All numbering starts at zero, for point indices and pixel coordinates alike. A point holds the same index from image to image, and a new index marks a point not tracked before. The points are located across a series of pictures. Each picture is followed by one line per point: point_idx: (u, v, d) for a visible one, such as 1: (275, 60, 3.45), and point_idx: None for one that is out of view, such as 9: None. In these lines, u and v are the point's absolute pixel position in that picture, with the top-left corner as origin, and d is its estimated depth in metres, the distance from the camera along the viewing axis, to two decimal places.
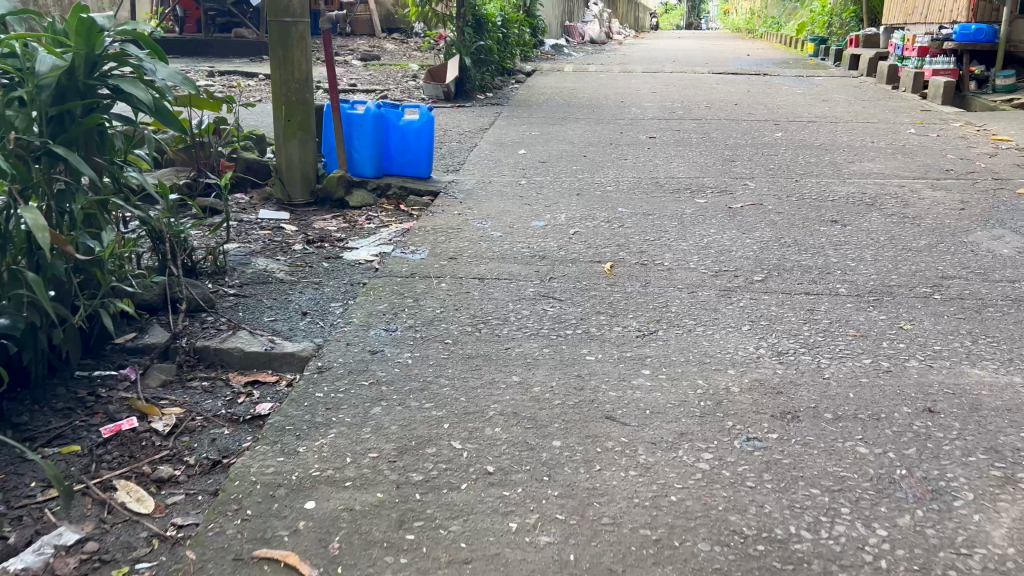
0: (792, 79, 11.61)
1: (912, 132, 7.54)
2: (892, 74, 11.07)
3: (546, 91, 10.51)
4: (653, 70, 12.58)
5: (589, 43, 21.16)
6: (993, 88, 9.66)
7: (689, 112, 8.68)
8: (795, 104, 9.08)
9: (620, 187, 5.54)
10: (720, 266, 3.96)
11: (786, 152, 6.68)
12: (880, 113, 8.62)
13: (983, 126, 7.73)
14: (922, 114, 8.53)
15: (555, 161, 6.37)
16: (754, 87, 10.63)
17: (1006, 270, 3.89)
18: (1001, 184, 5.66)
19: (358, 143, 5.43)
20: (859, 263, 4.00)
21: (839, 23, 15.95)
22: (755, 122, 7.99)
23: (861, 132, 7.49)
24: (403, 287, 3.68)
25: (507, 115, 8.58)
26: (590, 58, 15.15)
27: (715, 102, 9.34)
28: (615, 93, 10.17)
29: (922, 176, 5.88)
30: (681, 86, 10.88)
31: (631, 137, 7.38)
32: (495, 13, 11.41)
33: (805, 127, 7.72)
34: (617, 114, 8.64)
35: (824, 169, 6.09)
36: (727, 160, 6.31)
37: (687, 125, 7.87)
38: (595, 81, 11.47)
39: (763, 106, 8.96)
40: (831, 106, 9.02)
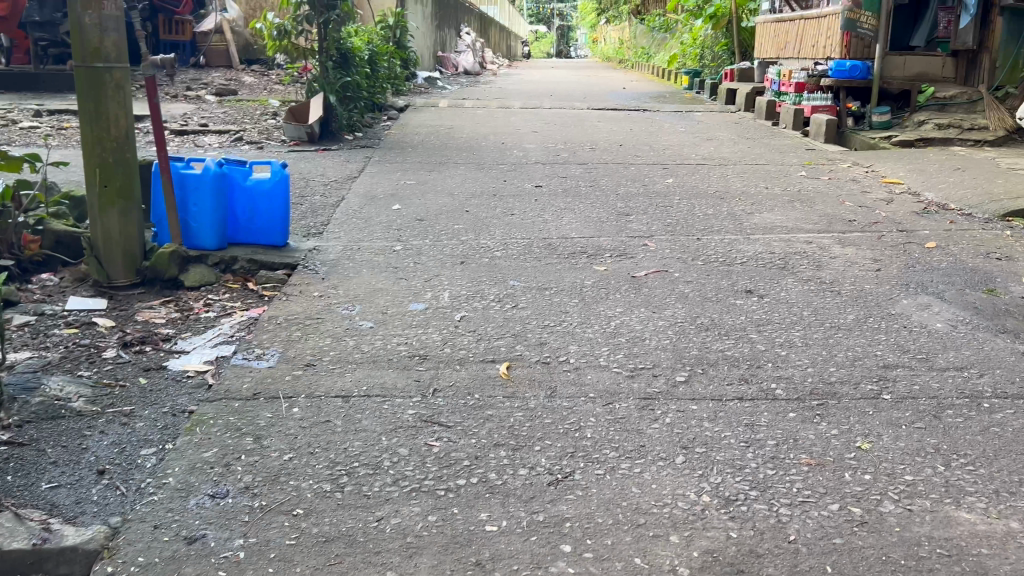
0: (672, 115, 11.40)
1: (803, 176, 7.31)
2: (770, 111, 11.04)
3: (421, 130, 9.83)
4: (531, 105, 12.12)
5: (463, 75, 20.72)
6: (870, 125, 9.73)
7: (574, 155, 8.19)
8: (681, 145, 8.77)
9: (509, 253, 4.89)
10: (635, 361, 3.34)
11: (681, 202, 6.24)
12: (767, 153, 8.40)
13: (870, 168, 7.61)
14: (808, 155, 8.36)
15: (434, 219, 5.66)
16: (636, 124, 10.32)
17: (948, 353, 3.46)
18: (906, 236, 5.37)
19: (196, 211, 4.53)
20: (790, 350, 3.47)
21: (711, 55, 16.07)
22: (644, 166, 7.57)
23: (753, 177, 7.17)
24: (242, 418, 2.84)
25: (379, 159, 7.82)
26: (466, 91, 14.59)
27: (600, 143, 8.90)
28: (494, 132, 9.59)
29: (826, 229, 5.54)
30: (563, 124, 10.44)
31: (515, 186, 6.78)
32: (363, 46, 10.66)
33: (695, 172, 7.35)
34: (498, 158, 8.05)
35: (725, 222, 5.67)
36: (622, 215, 5.80)
37: (574, 171, 7.36)
38: (472, 118, 10.88)
39: (649, 148, 8.58)
40: (717, 146, 8.74)
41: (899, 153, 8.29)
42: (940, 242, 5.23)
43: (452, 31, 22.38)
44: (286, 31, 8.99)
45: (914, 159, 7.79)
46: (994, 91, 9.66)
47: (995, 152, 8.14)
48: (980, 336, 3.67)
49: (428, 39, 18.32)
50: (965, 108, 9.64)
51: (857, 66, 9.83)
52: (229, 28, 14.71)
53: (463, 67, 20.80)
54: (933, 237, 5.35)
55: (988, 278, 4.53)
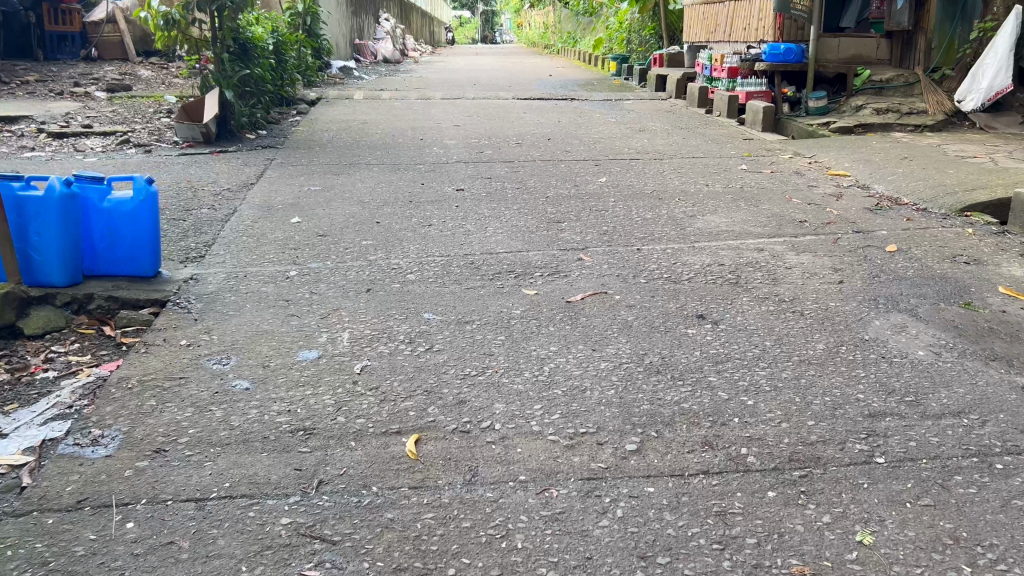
0: (601, 104, 10.86)
1: (744, 169, 6.84)
2: (703, 98, 10.61)
3: (333, 125, 9.05)
4: (453, 96, 11.42)
5: (382, 63, 19.84)
6: (806, 111, 9.39)
7: (500, 152, 7.54)
8: (613, 138, 8.21)
9: (424, 275, 4.22)
10: (574, 421, 2.72)
11: (617, 204, 5.68)
12: (705, 145, 7.89)
13: (812, 159, 7.18)
14: (745, 146, 7.88)
15: (339, 233, 4.95)
16: (564, 116, 9.74)
17: (939, 393, 2.94)
18: (864, 239, 4.90)
19: (39, 240, 3.71)
20: (758, 396, 2.90)
21: (638, 40, 15.59)
22: (575, 164, 6.97)
23: (693, 173, 6.65)
24: (54, 543, 2.11)
25: (282, 161, 7.02)
26: (383, 81, 13.78)
27: (528, 137, 8.26)
28: (412, 127, 8.86)
29: (776, 232, 5.02)
30: (487, 115, 9.78)
31: (434, 189, 6.10)
32: (266, 35, 9.79)
33: (629, 168, 6.79)
34: (416, 156, 7.34)
35: (669, 229, 5.09)
36: (553, 223, 5.18)
37: (500, 172, 6.71)
38: (389, 111, 10.11)
39: (580, 142, 7.99)
40: (652, 138, 8.21)
41: (840, 141, 7.90)
42: (902, 245, 4.77)
43: (370, 18, 21.43)
44: (174, 20, 8.03)
45: (857, 147, 7.41)
46: (931, 73, 9.37)
47: (938, 138, 7.81)
48: (971, 367, 3.17)
49: (343, 26, 17.36)
50: (903, 92, 9.34)
51: (791, 49, 9.42)
52: (123, 17, 13.58)
53: (382, 55, 19.90)
54: (892, 239, 4.89)
55: (961, 287, 4.07)
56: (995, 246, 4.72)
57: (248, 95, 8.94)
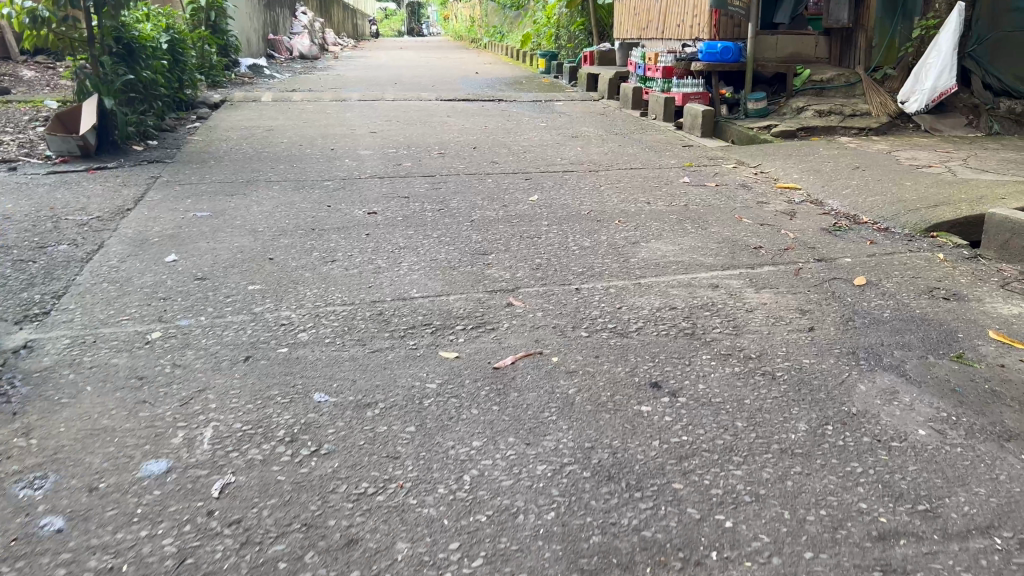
0: (529, 106, 10.24)
1: (686, 183, 6.28)
2: (637, 99, 10.07)
3: (235, 133, 8.17)
4: (371, 98, 10.61)
5: (298, 60, 18.80)
6: (745, 113, 8.96)
7: (419, 164, 6.81)
8: (545, 148, 7.56)
9: (320, 331, 3.47)
10: (502, 570, 2.03)
11: (550, 231, 5.03)
12: (642, 153, 7.31)
13: (758, 169, 6.67)
14: (685, 155, 7.32)
15: (224, 275, 4.16)
16: (491, 120, 9.08)
17: (957, 495, 2.36)
18: (828, 270, 4.36)
19: None
20: (738, 513, 2.26)
21: (567, 36, 15.00)
22: (503, 180, 6.30)
23: (632, 189, 6.04)
24: None
25: (169, 180, 6.16)
26: (296, 81, 12.86)
27: (453, 146, 7.54)
28: (324, 134, 8.05)
29: (730, 263, 4.44)
30: (407, 120, 9.02)
31: (342, 212, 5.35)
32: (159, 33, 8.82)
33: (562, 184, 6.16)
34: (325, 170, 6.56)
35: (609, 261, 4.46)
36: (478, 257, 4.50)
37: (419, 189, 5.99)
38: (299, 115, 9.26)
39: (508, 152, 7.32)
40: (585, 147, 7.59)
41: (784, 147, 7.42)
42: (870, 278, 4.23)
43: (285, 11, 20.34)
44: (43, 17, 7.03)
45: (804, 155, 6.93)
46: (872, 72, 9.04)
47: (885, 144, 7.39)
48: (984, 451, 2.60)
49: (253, 21, 16.29)
50: (844, 92, 8.96)
51: (728, 48, 8.96)
52: None
53: (298, 51, 18.86)
54: (859, 270, 4.36)
55: (946, 332, 3.54)
56: (971, 276, 4.23)
57: (136, 101, 8.02)
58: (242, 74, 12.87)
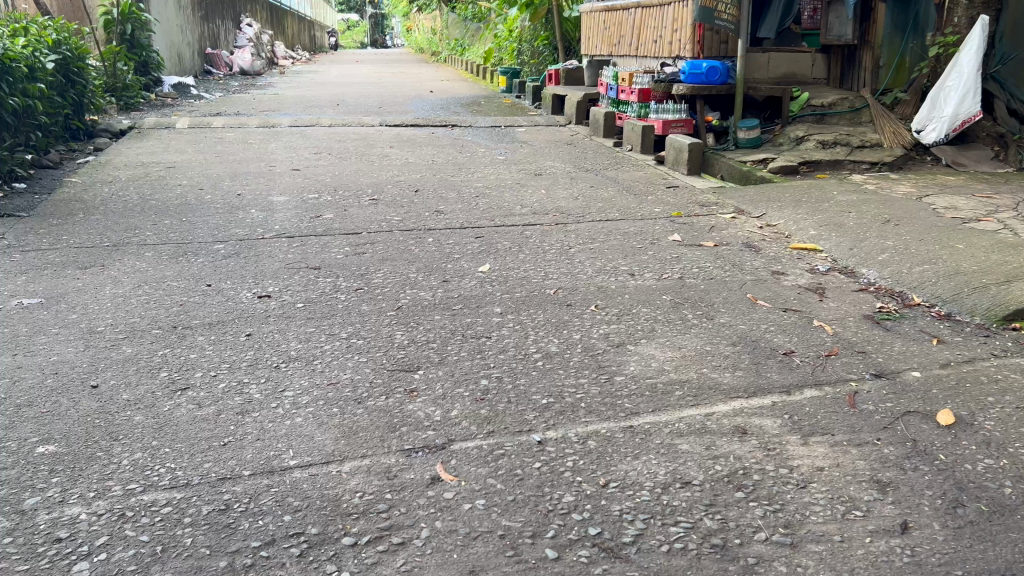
0: (486, 134, 8.96)
1: (677, 243, 5.01)
2: (610, 125, 8.76)
3: (126, 170, 6.74)
4: (304, 123, 9.22)
5: (239, 75, 17.29)
6: (736, 144, 7.81)
7: (346, 216, 5.46)
8: (502, 192, 6.25)
9: (118, 557, 2.11)
10: None
11: (501, 324, 3.70)
12: (619, 201, 6.03)
13: (763, 221, 5.43)
14: (671, 201, 6.04)
15: (8, 425, 2.76)
16: (440, 152, 7.76)
17: None
18: (895, 395, 3.09)
19: None
20: None
21: (530, 52, 13.74)
22: (447, 240, 4.97)
23: (611, 255, 4.76)
24: None
25: (9, 244, 4.73)
26: (225, 101, 11.43)
27: (392, 190, 6.20)
28: (235, 172, 6.67)
29: (756, 384, 3.15)
30: (341, 153, 7.66)
31: (224, 296, 3.98)
32: (41, 48, 7.37)
33: (520, 248, 4.85)
34: (222, 226, 5.18)
35: (585, 380, 3.14)
36: (399, 375, 3.15)
37: (336, 255, 4.63)
38: (213, 147, 7.83)
39: (457, 199, 6.00)
40: (551, 191, 6.29)
41: (789, 189, 6.22)
42: (958, 410, 2.97)
43: (227, 22, 18.84)
44: None
45: (816, 202, 5.72)
46: (880, 95, 7.92)
47: (909, 186, 6.20)
48: None
49: (186, 33, 14.79)
50: (849, 118, 7.80)
51: (714, 67, 7.81)
52: None
53: (239, 66, 17.34)
54: (937, 393, 3.10)
55: None
56: None
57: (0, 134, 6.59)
58: (163, 94, 11.38)
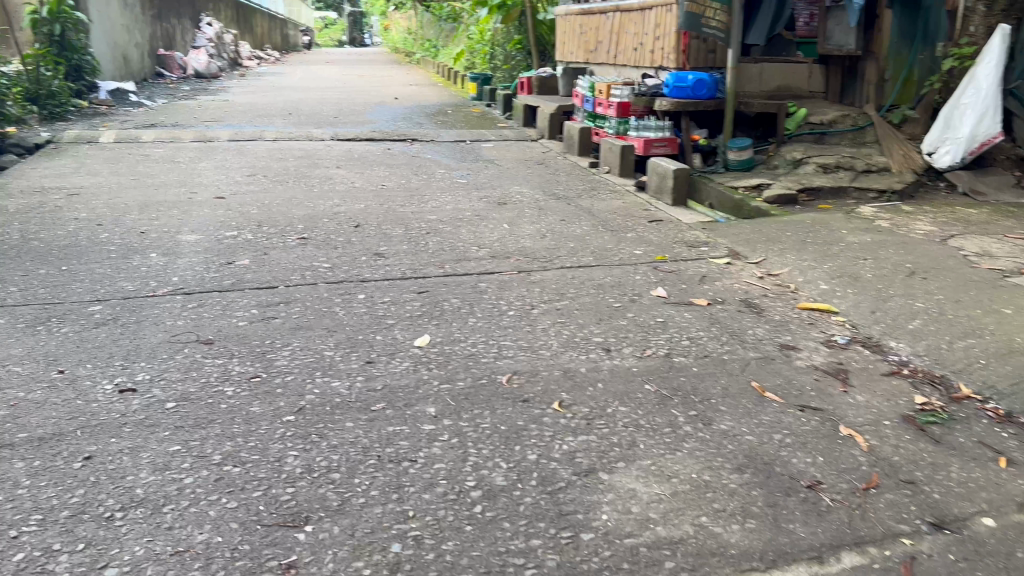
0: (448, 151, 8.06)
1: (661, 301, 4.14)
2: (585, 142, 7.86)
3: (20, 196, 5.76)
4: (245, 137, 8.28)
5: (193, 78, 16.21)
6: (725, 165, 7.02)
7: (263, 262, 4.54)
8: (455, 227, 5.35)
9: None
10: None
11: (432, 435, 2.79)
12: (593, 240, 5.16)
13: (763, 270, 4.57)
14: (654, 241, 5.17)
15: None
16: (392, 174, 6.84)
17: None
18: (969, 562, 2.23)
19: None
20: None
21: (503, 56, 12.78)
22: (380, 298, 4.06)
23: (581, 319, 3.88)
24: None
25: None
26: (166, 109, 10.45)
27: (327, 224, 5.29)
28: (146, 200, 5.72)
29: (776, 546, 2.27)
30: (278, 175, 6.73)
31: (73, 390, 3.04)
32: None
33: (468, 311, 3.94)
34: (108, 279, 4.23)
35: (537, 542, 2.25)
36: (276, 537, 2.25)
37: (237, 322, 3.71)
38: (133, 167, 6.86)
39: (401, 237, 5.09)
40: (514, 227, 5.41)
41: (790, 226, 5.38)
42: None
43: (184, 21, 17.79)
44: None
45: (824, 245, 4.88)
46: (886, 113, 7.12)
47: (927, 222, 5.37)
48: None
49: (133, 33, 13.77)
50: (851, 138, 7.02)
51: (701, 80, 6.99)
52: None
53: (193, 67, 16.28)
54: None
55: None
56: None
57: None
58: (97, 100, 10.37)
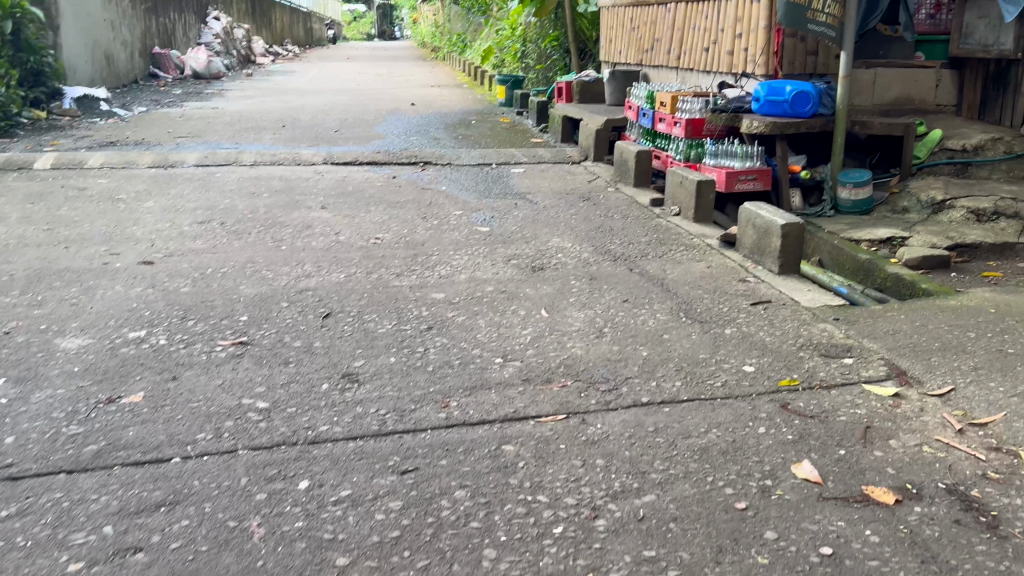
0: (467, 179, 6.38)
1: (813, 497, 2.42)
2: (643, 170, 6.12)
3: None
4: (216, 161, 6.67)
5: (193, 78, 14.69)
6: (834, 206, 5.32)
7: (165, 400, 2.90)
8: (470, 319, 3.67)
9: None
10: None
11: None
12: (675, 343, 3.46)
13: (960, 421, 2.84)
14: (766, 346, 3.45)
15: None
16: (389, 220, 5.17)
17: None
18: None
19: None
20: None
21: (535, 54, 11.03)
22: (334, 490, 2.40)
23: (682, 546, 2.18)
24: None
25: None
26: (141, 120, 8.91)
27: (283, 317, 3.64)
28: (44, 269, 4.12)
29: None
30: (240, 220, 5.11)
31: None
32: None
33: (485, 524, 2.26)
34: None
35: None
36: None
37: (67, 568, 2.06)
38: (56, 208, 5.27)
39: (389, 339, 3.43)
40: (555, 317, 3.72)
41: (965, 317, 3.63)
42: None
43: (187, 16, 16.33)
44: None
45: None
46: None
47: None
48: None
49: (119, 30, 12.28)
50: (1006, 171, 5.23)
51: (803, 92, 5.26)
52: None
53: (190, 66, 14.62)
54: None
55: None
56: None
57: None
58: (60, 111, 8.84)
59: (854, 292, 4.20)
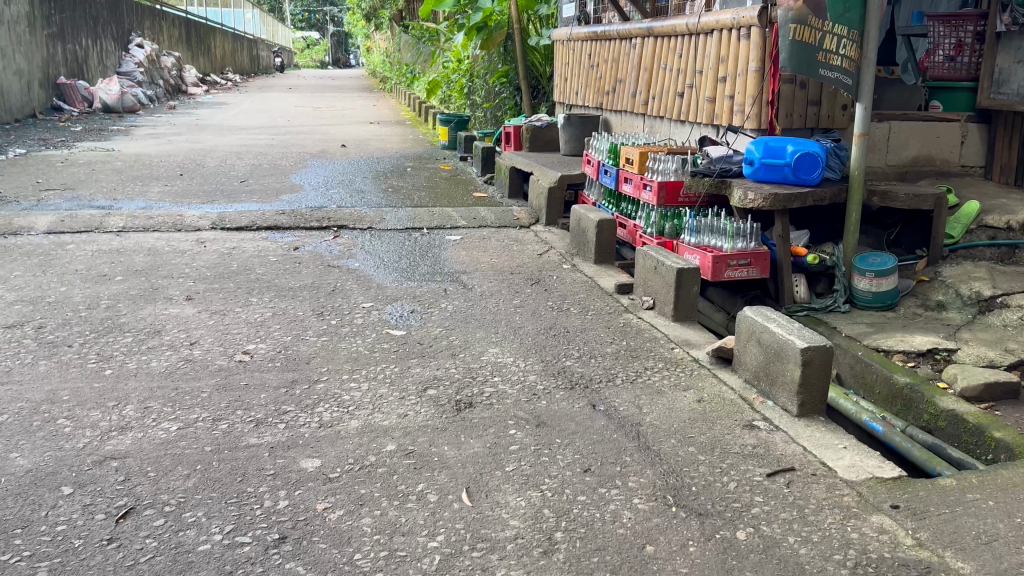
0: (387, 252, 5.12)
1: None
2: (606, 243, 4.93)
3: None
4: (74, 228, 5.33)
5: (105, 111, 13.26)
6: (848, 299, 4.18)
7: None
8: (349, 518, 2.40)
9: None
10: None
11: None
12: (663, 565, 2.23)
13: None
14: (803, 568, 2.24)
15: None
16: (270, 321, 3.89)
17: None
18: None
19: None
20: None
21: (483, 91, 9.87)
22: None
23: None
24: None
25: None
26: (12, 168, 7.51)
27: (54, 522, 2.32)
28: None
29: None
30: (65, 323, 3.77)
31: None
32: None
33: None
34: None
35: None
36: None
37: None
38: None
39: (209, 571, 2.14)
40: (481, 507, 2.47)
41: None
42: None
43: (103, 44, 14.91)
44: None
45: None
46: None
47: None
48: None
49: (14, 58, 10.88)
50: None
51: (808, 153, 4.12)
52: None
53: (100, 98, 13.15)
54: None
55: None
56: None
57: None
58: None
59: (894, 432, 3.22)
